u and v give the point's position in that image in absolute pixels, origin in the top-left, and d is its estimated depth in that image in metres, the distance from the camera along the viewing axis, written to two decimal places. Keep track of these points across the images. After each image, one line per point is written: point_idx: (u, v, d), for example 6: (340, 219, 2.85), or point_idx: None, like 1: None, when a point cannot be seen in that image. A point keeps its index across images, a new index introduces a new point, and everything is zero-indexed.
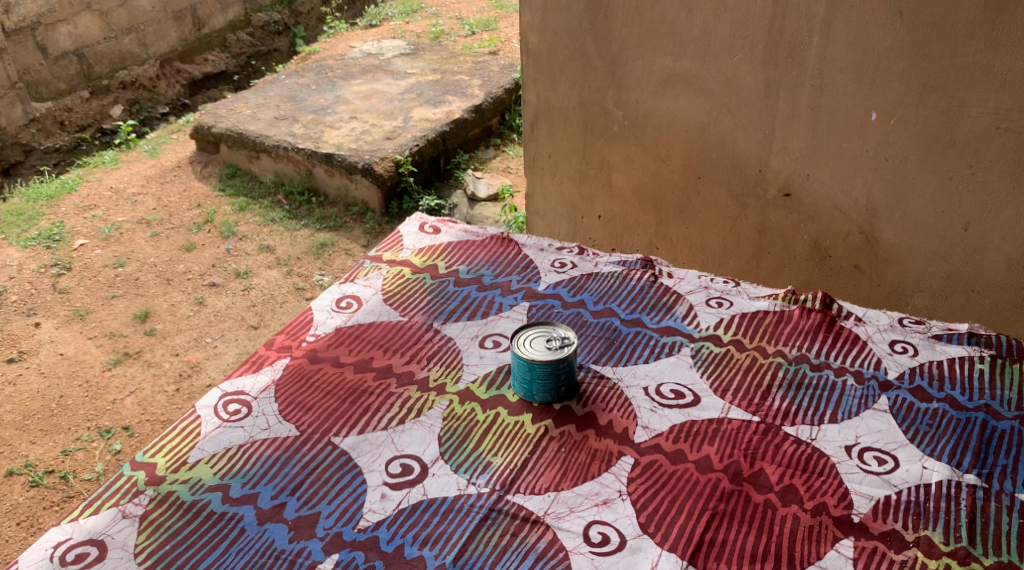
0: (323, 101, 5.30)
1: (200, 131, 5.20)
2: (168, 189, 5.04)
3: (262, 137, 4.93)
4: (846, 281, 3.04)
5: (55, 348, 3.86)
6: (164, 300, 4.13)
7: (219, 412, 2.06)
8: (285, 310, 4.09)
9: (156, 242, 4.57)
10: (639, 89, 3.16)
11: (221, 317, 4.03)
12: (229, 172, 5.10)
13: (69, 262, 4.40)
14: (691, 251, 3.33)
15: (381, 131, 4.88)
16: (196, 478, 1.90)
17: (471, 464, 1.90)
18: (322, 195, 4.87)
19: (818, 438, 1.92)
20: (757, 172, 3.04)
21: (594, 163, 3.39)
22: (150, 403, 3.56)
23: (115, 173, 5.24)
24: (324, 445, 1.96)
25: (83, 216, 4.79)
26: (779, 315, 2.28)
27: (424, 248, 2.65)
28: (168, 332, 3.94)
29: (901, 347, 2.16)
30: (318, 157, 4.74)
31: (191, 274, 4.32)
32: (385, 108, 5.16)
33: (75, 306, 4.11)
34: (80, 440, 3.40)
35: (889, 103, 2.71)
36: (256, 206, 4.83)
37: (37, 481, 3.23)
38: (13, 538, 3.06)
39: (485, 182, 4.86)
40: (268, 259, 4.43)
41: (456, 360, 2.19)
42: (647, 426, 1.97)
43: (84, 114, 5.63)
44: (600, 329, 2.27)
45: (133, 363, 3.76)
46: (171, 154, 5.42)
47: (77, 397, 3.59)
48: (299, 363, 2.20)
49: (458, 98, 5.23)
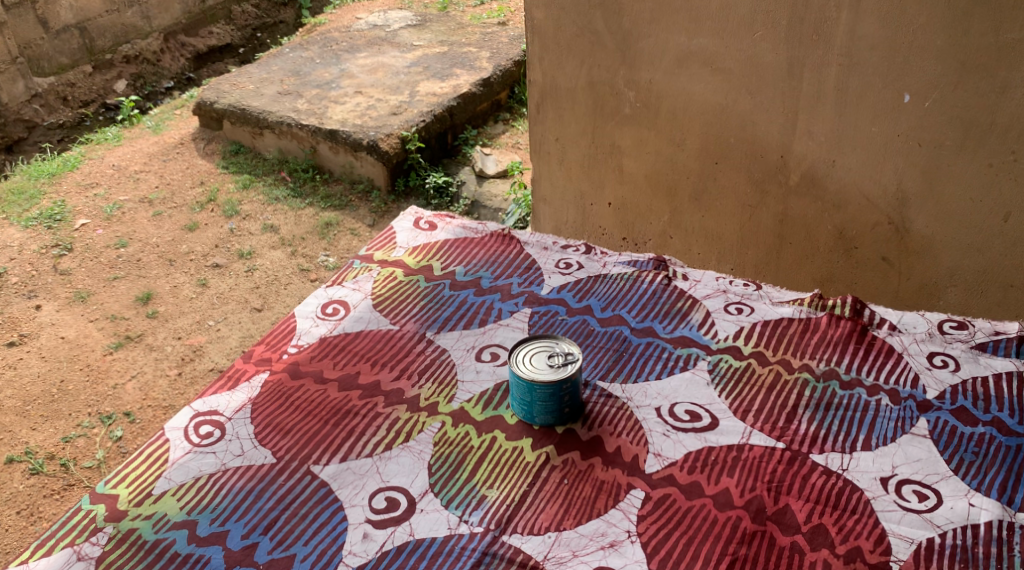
0: (328, 76, 5.08)
1: (202, 107, 5.00)
2: (170, 166, 4.84)
3: (264, 113, 4.72)
4: (873, 274, 2.82)
5: (55, 332, 3.69)
6: (166, 282, 3.95)
7: (190, 435, 1.88)
8: (289, 292, 3.91)
9: (159, 222, 4.38)
10: (652, 69, 2.93)
11: (224, 300, 3.86)
12: (233, 149, 4.91)
13: (70, 242, 4.22)
14: (707, 241, 3.12)
15: (386, 107, 4.66)
16: (161, 513, 1.73)
17: (464, 498, 1.72)
18: (326, 173, 4.68)
19: (850, 468, 1.73)
20: (778, 158, 2.82)
21: (603, 147, 3.17)
22: (152, 388, 3.39)
23: (118, 150, 5.05)
24: (302, 475, 1.78)
25: (84, 194, 4.61)
26: (805, 323, 2.08)
27: (418, 246, 2.45)
28: (170, 315, 3.76)
29: (941, 360, 1.96)
30: (323, 134, 4.54)
31: (194, 255, 4.13)
32: (390, 82, 4.94)
33: (76, 288, 3.94)
34: (81, 426, 3.24)
35: (922, 84, 2.48)
36: (260, 183, 4.63)
37: (37, 469, 3.08)
38: (11, 528, 2.92)
39: (493, 159, 4.58)
40: (272, 239, 4.24)
41: (450, 375, 2.00)
42: (659, 454, 1.78)
43: (87, 90, 5.43)
44: (608, 340, 2.07)
45: (135, 347, 3.58)
46: (175, 130, 5.20)
47: (78, 382, 3.43)
48: (279, 379, 2.01)
49: (465, 71, 5.00)
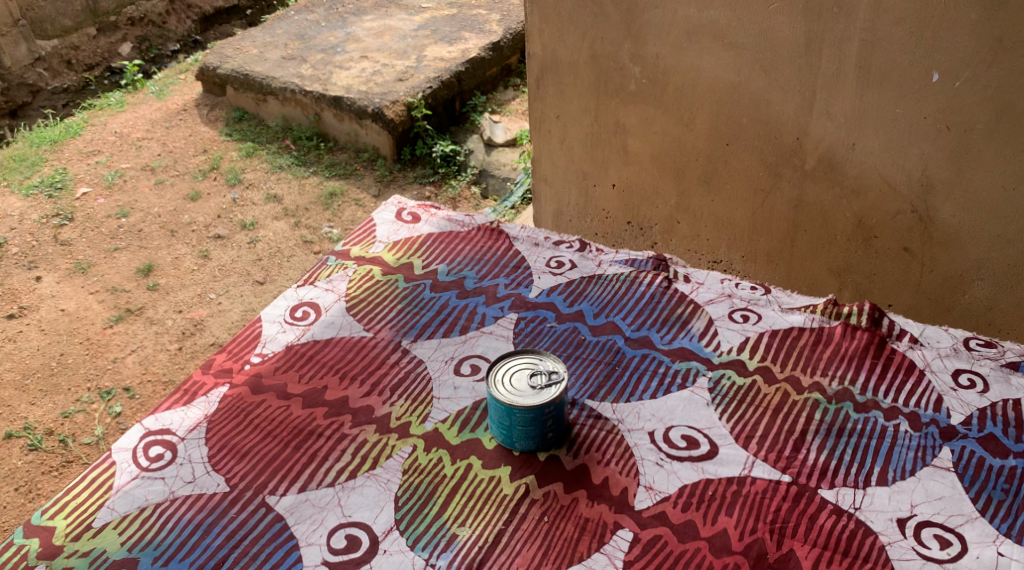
0: (333, 40, 4.84)
1: (205, 72, 4.76)
2: (174, 133, 4.58)
3: (268, 78, 4.49)
4: (893, 265, 2.59)
5: (55, 304, 3.48)
6: (168, 253, 3.73)
7: (138, 458, 1.72)
8: (293, 264, 3.69)
9: (161, 190, 4.13)
10: (658, 42, 2.64)
11: (225, 272, 3.65)
12: (236, 116, 4.65)
13: (71, 212, 3.98)
14: (716, 227, 2.86)
15: (392, 72, 4.42)
16: (100, 550, 1.58)
17: (432, 538, 1.56)
18: (331, 141, 4.45)
19: (863, 507, 1.55)
20: (794, 140, 2.56)
21: (608, 125, 2.89)
22: (152, 363, 3.22)
23: (121, 116, 4.79)
24: (256, 507, 1.62)
25: (86, 162, 4.36)
26: (817, 334, 1.88)
27: (398, 241, 2.26)
28: (171, 287, 3.56)
29: (967, 380, 1.76)
30: (327, 101, 4.32)
31: (196, 225, 3.91)
32: (397, 47, 4.70)
33: (76, 259, 3.72)
34: (79, 401, 3.07)
35: (953, 61, 2.23)
36: (264, 151, 4.39)
37: (36, 445, 2.92)
38: (9, 507, 2.76)
39: (502, 126, 4.35)
40: (275, 209, 4.00)
41: (425, 391, 1.82)
42: (650, 487, 1.60)
43: (92, 53, 5.16)
44: (600, 351, 1.89)
45: (135, 320, 3.39)
46: (179, 96, 4.93)
47: (77, 356, 3.24)
48: (238, 394, 1.85)
49: (474, 34, 4.74)
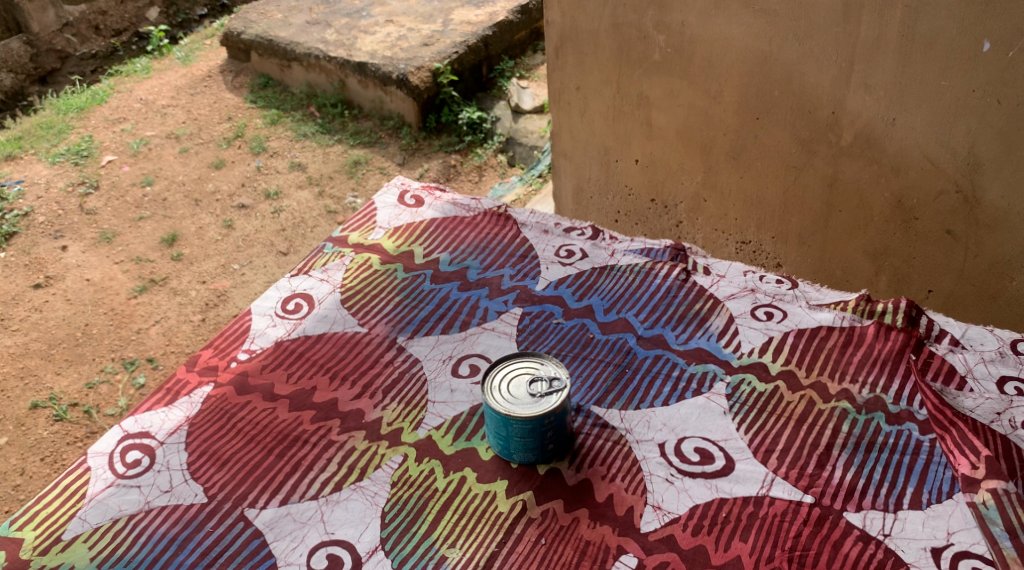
0: (358, 3, 4.65)
1: (230, 37, 4.62)
2: (198, 100, 4.45)
3: (293, 44, 4.32)
4: (935, 249, 2.33)
5: (81, 274, 3.37)
6: (192, 223, 3.61)
7: (114, 464, 1.62)
8: (317, 235, 3.55)
9: (185, 158, 4.01)
10: (685, 8, 2.40)
11: (249, 243, 3.52)
12: (261, 82, 4.51)
13: (96, 180, 3.86)
14: (744, 205, 2.63)
15: (418, 37, 4.23)
16: (68, 566, 1.49)
17: (420, 560, 1.45)
18: (355, 108, 4.27)
19: (893, 534, 1.41)
20: (828, 115, 2.32)
21: (630, 97, 2.66)
22: (175, 334, 3.10)
23: (147, 83, 4.65)
24: (234, 521, 1.52)
25: (111, 129, 4.23)
26: (848, 335, 1.72)
27: (399, 226, 2.12)
28: (195, 258, 3.44)
29: (1015, 388, 1.60)
30: (351, 67, 4.13)
31: (220, 195, 3.78)
32: (423, 10, 4.51)
33: (101, 227, 3.60)
34: (103, 372, 2.97)
35: (1007, 28, 1.97)
36: (288, 119, 4.26)
37: (61, 415, 2.82)
38: (35, 476, 2.67)
39: (530, 92, 4.12)
40: (299, 178, 3.87)
41: (419, 394, 1.70)
42: (658, 506, 1.47)
43: (119, 18, 5.01)
44: (609, 352, 1.74)
45: (159, 291, 3.28)
46: (204, 62, 4.79)
47: (102, 326, 3.13)
48: (223, 394, 1.73)
49: None
